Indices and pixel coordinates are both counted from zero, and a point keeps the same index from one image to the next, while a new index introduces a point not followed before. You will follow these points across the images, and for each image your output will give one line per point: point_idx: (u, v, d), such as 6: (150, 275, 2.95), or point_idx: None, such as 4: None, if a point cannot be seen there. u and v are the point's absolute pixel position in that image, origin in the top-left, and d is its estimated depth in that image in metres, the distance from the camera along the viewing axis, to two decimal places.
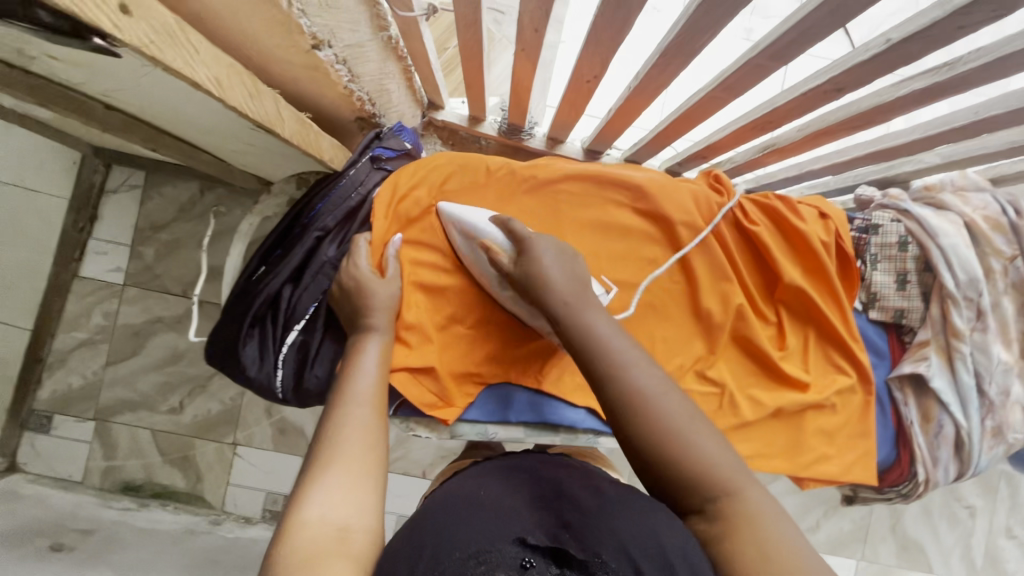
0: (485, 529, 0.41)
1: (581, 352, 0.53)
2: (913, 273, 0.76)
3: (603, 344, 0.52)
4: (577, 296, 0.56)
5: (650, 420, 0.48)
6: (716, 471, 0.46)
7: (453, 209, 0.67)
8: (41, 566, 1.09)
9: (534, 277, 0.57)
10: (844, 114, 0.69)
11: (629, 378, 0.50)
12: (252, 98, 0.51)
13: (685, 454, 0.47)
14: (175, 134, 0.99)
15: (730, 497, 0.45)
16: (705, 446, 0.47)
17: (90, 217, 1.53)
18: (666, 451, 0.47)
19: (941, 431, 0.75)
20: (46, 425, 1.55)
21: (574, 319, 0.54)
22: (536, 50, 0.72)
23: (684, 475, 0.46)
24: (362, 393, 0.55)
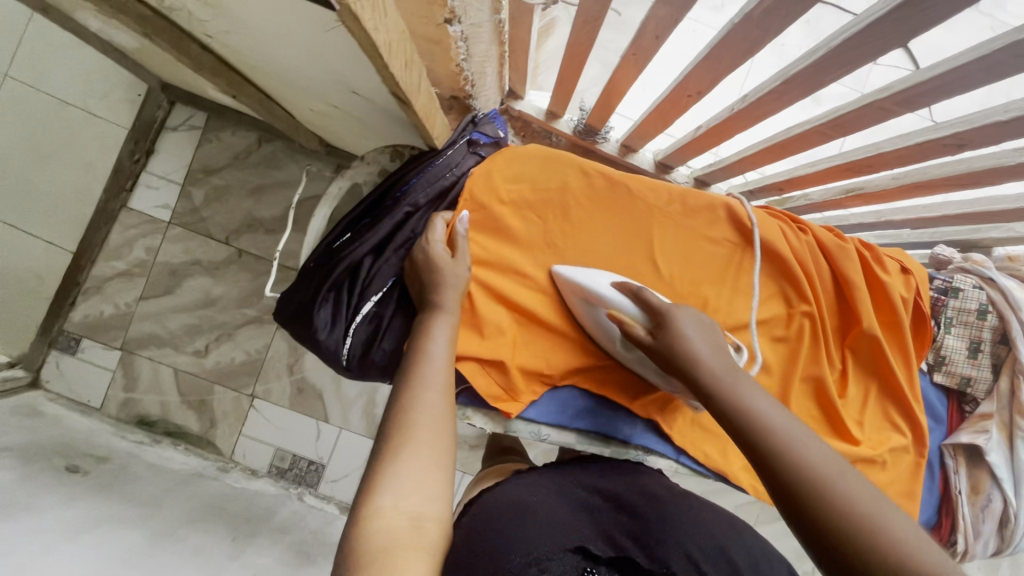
0: (547, 537, 0.49)
1: (741, 429, 0.49)
2: (987, 342, 0.75)
3: (761, 417, 0.49)
4: (730, 370, 0.53)
5: (824, 497, 0.43)
6: (914, 560, 0.39)
7: (570, 271, 0.67)
8: (57, 487, 1.10)
9: (676, 354, 0.55)
10: (950, 170, 0.68)
11: (802, 455, 0.45)
12: (404, 67, 0.48)
13: (877, 535, 0.41)
14: (257, 83, 0.99)
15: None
16: (894, 523, 0.41)
17: (146, 150, 1.54)
18: (863, 538, 0.41)
19: (988, 505, 0.74)
20: (73, 347, 1.57)
21: (726, 389, 0.52)
22: (649, 55, 0.73)
23: (878, 565, 0.40)
24: (433, 378, 0.55)
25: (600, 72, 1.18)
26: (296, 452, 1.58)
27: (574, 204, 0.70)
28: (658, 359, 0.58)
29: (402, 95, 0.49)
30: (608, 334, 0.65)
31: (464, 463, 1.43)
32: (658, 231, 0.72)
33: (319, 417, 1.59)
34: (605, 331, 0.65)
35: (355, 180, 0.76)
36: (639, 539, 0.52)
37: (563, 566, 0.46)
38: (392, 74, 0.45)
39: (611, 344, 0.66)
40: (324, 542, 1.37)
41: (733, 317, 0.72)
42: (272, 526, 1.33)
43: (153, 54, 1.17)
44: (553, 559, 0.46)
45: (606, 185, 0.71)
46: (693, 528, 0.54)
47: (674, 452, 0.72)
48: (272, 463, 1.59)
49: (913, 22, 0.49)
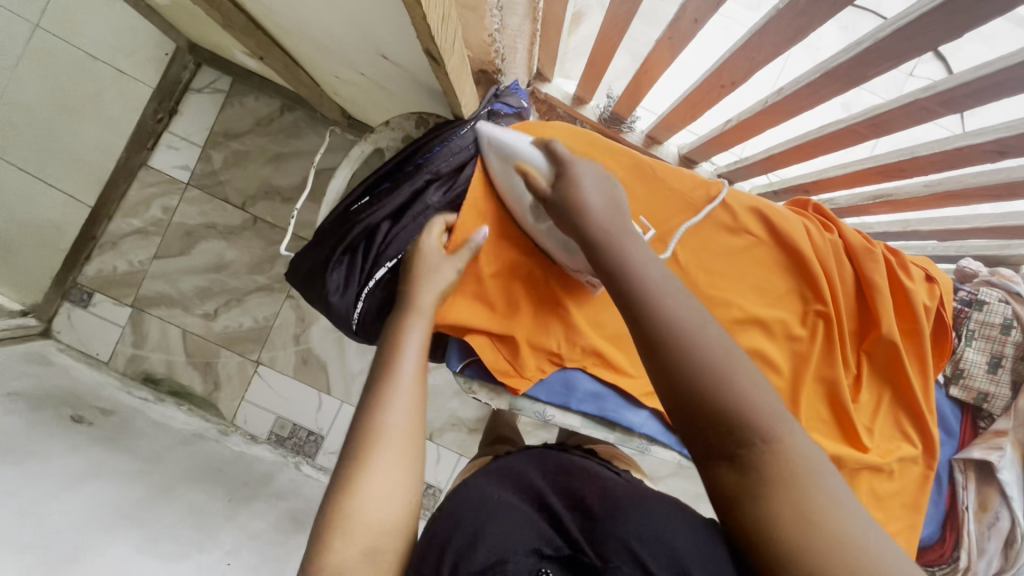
0: (498, 536, 0.40)
1: (615, 281, 0.44)
2: (1009, 358, 0.73)
3: (640, 271, 0.44)
4: (617, 223, 0.48)
5: (690, 353, 0.40)
6: (763, 419, 0.38)
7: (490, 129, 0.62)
8: (62, 435, 1.12)
9: (568, 207, 0.50)
10: (986, 179, 0.66)
11: (673, 309, 0.42)
12: (440, 25, 0.46)
13: (727, 387, 0.39)
14: (285, 47, 0.99)
15: (769, 448, 0.38)
16: (748, 385, 0.39)
17: (169, 110, 1.54)
18: (722, 392, 0.39)
19: (995, 523, 0.72)
20: (85, 300, 1.58)
21: (607, 238, 0.47)
22: (684, 40, 0.71)
23: (724, 414, 0.39)
24: (401, 387, 0.52)
25: (627, 68, 1.16)
26: (296, 422, 1.59)
27: None
28: (551, 214, 0.53)
29: (435, 51, 0.48)
30: (518, 192, 0.62)
31: (462, 446, 1.44)
32: (678, 218, 0.71)
33: (322, 389, 1.59)
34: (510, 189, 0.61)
35: (377, 144, 0.75)
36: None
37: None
38: (429, 28, 0.44)
39: (519, 205, 0.63)
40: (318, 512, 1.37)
41: (749, 310, 0.71)
42: (269, 491, 1.34)
43: (184, 12, 1.16)
44: (508, 565, 0.38)
45: (631, 166, 0.70)
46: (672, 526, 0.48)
47: (678, 443, 0.71)
48: (272, 430, 1.60)
49: (967, 16, 0.47)
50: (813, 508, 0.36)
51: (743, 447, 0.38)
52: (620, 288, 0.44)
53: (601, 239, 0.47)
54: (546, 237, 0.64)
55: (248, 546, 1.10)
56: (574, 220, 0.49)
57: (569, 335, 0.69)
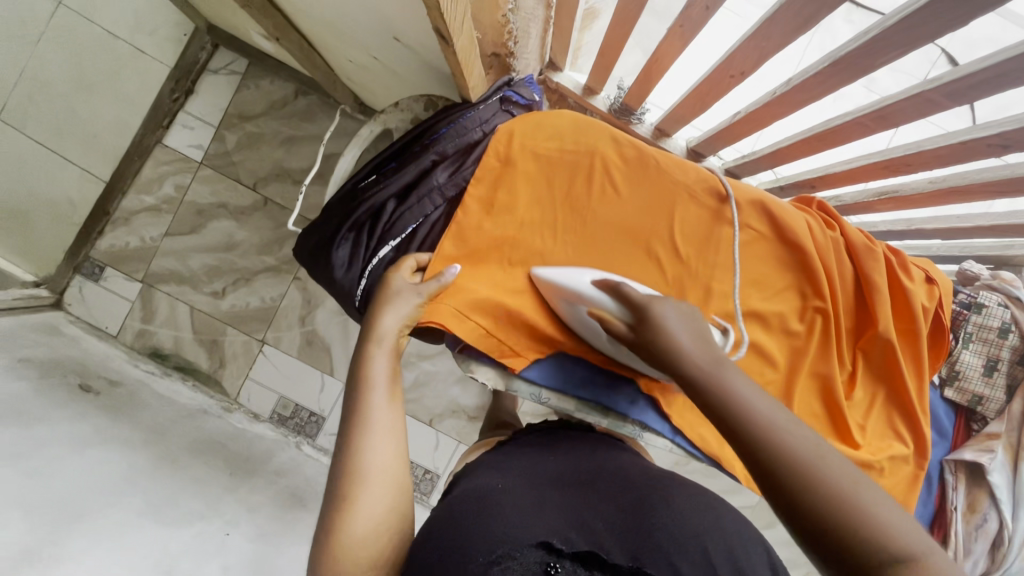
0: (505, 531, 0.46)
1: (728, 422, 0.46)
2: (1005, 362, 0.74)
3: (754, 411, 0.45)
4: (714, 358, 0.49)
5: (819, 485, 0.41)
6: (898, 542, 0.39)
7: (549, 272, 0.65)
8: (70, 403, 1.14)
9: (661, 352, 0.52)
10: (991, 175, 0.66)
11: (790, 442, 0.43)
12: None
13: (859, 513, 0.40)
14: (301, 30, 1.02)
15: (916, 573, 0.38)
16: (876, 506, 0.40)
17: (186, 89, 1.56)
18: (860, 524, 0.39)
19: (982, 525, 0.73)
20: (97, 274, 1.60)
21: (710, 375, 0.48)
22: (694, 28, 0.72)
23: (861, 551, 0.39)
24: (378, 427, 0.53)
25: (638, 61, 1.16)
26: (298, 402, 1.62)
27: (601, 170, 0.71)
28: (642, 351, 0.55)
29: (443, 28, 0.49)
30: (591, 326, 0.65)
31: (461, 433, 1.47)
32: (681, 208, 0.71)
33: (325, 370, 1.61)
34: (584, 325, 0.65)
35: (387, 125, 0.78)
36: (618, 532, 0.47)
37: (525, 566, 0.42)
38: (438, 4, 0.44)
39: (591, 332, 0.66)
40: (316, 490, 1.39)
41: (746, 302, 0.72)
42: (269, 468, 1.36)
43: None
44: (515, 556, 0.43)
45: (636, 156, 0.71)
46: (686, 511, 0.48)
47: (671, 432, 0.72)
48: (275, 409, 1.62)
49: (971, 6, 0.48)
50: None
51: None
52: (737, 434, 0.45)
53: (703, 379, 0.48)
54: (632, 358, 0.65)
55: (246, 518, 1.12)
56: (670, 361, 0.50)
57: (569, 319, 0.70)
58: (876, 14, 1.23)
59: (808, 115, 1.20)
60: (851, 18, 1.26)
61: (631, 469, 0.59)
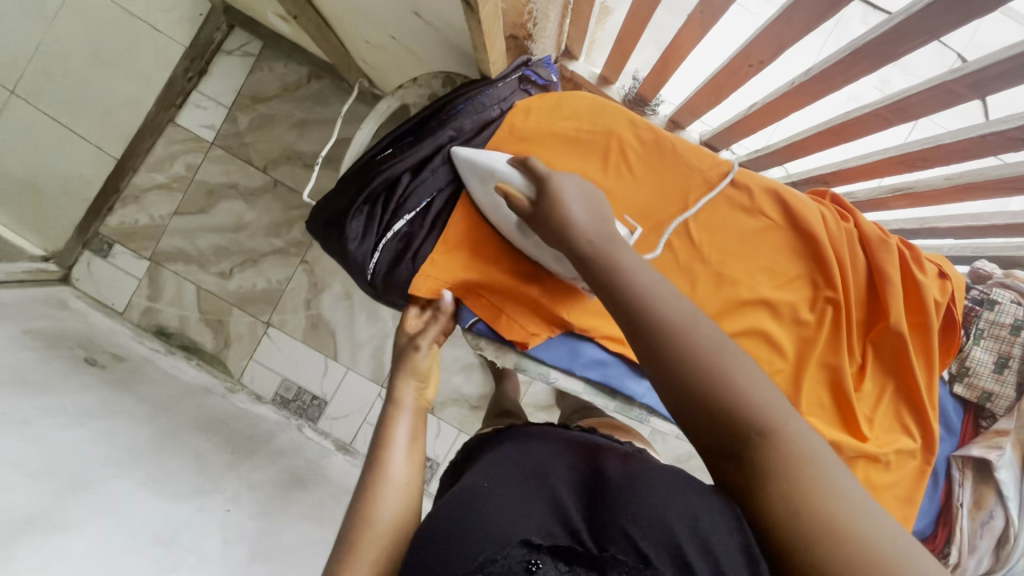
0: (487, 530, 0.42)
1: (615, 302, 0.46)
2: (1016, 359, 0.73)
3: (633, 280, 0.46)
4: (604, 234, 0.50)
5: (692, 362, 0.43)
6: (763, 414, 0.42)
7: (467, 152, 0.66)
8: (76, 375, 1.15)
9: (555, 228, 0.52)
10: (1009, 171, 0.66)
11: (671, 322, 0.44)
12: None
13: (728, 388, 0.42)
14: (319, 9, 1.01)
15: (766, 438, 0.41)
16: (740, 378, 0.42)
17: (200, 70, 1.57)
18: (728, 398, 0.42)
19: (988, 521, 0.72)
20: (105, 251, 1.61)
21: (597, 248, 0.49)
22: (715, 14, 0.72)
23: (727, 421, 0.42)
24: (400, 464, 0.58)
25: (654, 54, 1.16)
26: (301, 385, 1.62)
27: (617, 153, 0.71)
28: (540, 228, 0.56)
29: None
30: (501, 211, 0.64)
31: (462, 422, 1.47)
32: (695, 193, 0.71)
33: (329, 354, 1.61)
34: (499, 214, 0.65)
35: (405, 100, 0.78)
36: (591, 516, 0.43)
37: (505, 569, 0.39)
38: None
39: (504, 223, 0.66)
40: (317, 472, 1.39)
41: (758, 290, 0.72)
42: (270, 448, 1.36)
43: None
44: (496, 560, 0.39)
45: (651, 140, 0.71)
46: (659, 482, 0.44)
47: None
48: (277, 392, 1.62)
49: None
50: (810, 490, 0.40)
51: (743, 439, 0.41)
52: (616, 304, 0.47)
53: (592, 249, 0.48)
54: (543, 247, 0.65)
55: (247, 495, 1.12)
56: (563, 241, 0.51)
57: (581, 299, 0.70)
58: (881, 12, 1.24)
59: (819, 109, 1.18)
60: (867, 18, 1.24)
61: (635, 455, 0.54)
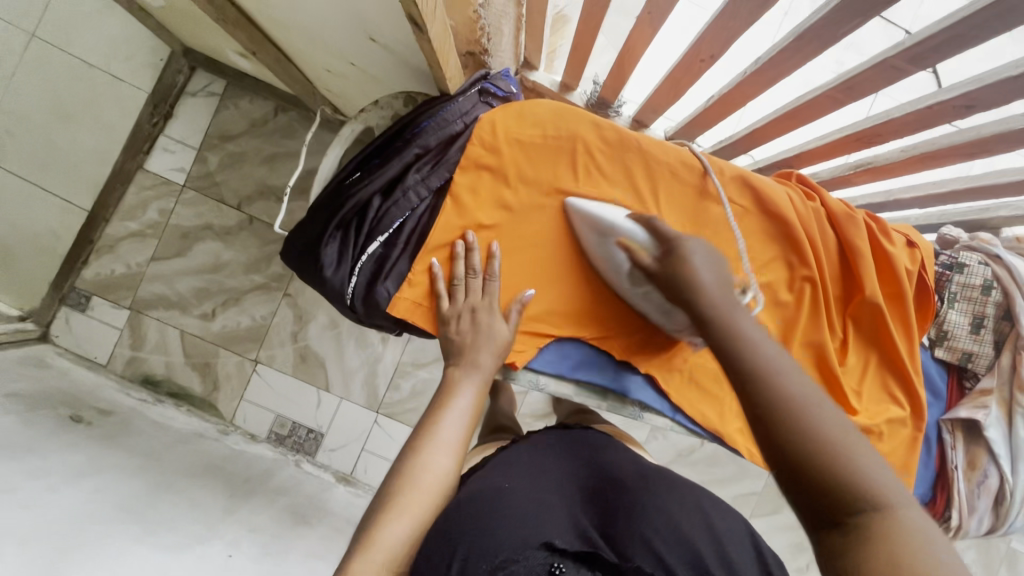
0: (513, 529, 0.43)
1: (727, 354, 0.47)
2: (990, 318, 0.75)
3: (765, 360, 0.46)
4: (728, 299, 0.50)
5: (806, 427, 0.43)
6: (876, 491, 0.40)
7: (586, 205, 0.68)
8: (62, 433, 1.12)
9: (677, 286, 0.53)
10: (960, 139, 0.68)
11: (786, 380, 0.45)
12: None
13: (837, 458, 0.41)
14: (278, 41, 1.01)
15: (882, 515, 0.40)
16: (859, 455, 0.42)
17: (165, 114, 1.56)
18: (838, 464, 0.41)
19: (984, 481, 0.74)
20: (83, 304, 1.58)
21: (725, 319, 0.49)
22: (662, 15, 0.74)
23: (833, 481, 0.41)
24: (450, 441, 0.57)
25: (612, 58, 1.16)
26: (295, 420, 1.60)
27: (585, 154, 0.71)
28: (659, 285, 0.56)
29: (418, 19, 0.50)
30: (612, 262, 0.67)
31: None
32: (664, 186, 0.72)
33: (321, 386, 1.60)
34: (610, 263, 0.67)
35: (368, 123, 0.78)
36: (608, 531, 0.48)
37: (528, 567, 0.41)
38: None
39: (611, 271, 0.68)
40: (320, 507, 1.36)
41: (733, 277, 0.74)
42: (268, 487, 1.33)
43: (179, 15, 1.18)
44: (518, 560, 0.41)
45: (616, 141, 0.72)
46: (676, 506, 0.51)
47: (671, 410, 0.74)
48: (272, 429, 1.60)
49: None
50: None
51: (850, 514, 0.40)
52: (748, 383, 0.46)
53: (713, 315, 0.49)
54: (644, 304, 0.68)
55: (249, 538, 1.09)
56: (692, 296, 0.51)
57: (549, 306, 0.72)
58: None
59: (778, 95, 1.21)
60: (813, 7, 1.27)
61: (626, 468, 0.58)
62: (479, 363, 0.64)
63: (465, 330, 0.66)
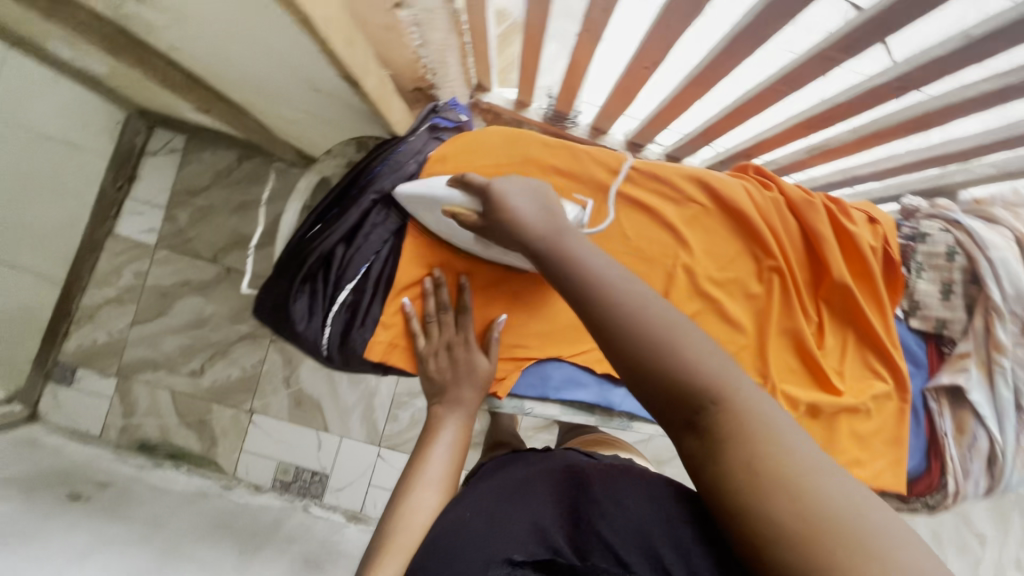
0: (476, 554, 0.44)
1: (561, 277, 0.44)
2: (959, 283, 0.75)
3: (586, 272, 0.43)
4: (554, 225, 0.48)
5: (637, 332, 0.40)
6: (713, 382, 0.38)
7: (412, 188, 0.64)
8: (61, 513, 1.11)
9: (502, 226, 0.51)
10: (904, 116, 0.69)
11: (616, 292, 0.42)
12: (315, 5, 0.46)
13: (677, 358, 0.39)
14: (229, 97, 1.01)
15: (720, 408, 0.37)
16: (688, 351, 0.39)
17: (128, 176, 1.55)
18: (677, 363, 0.39)
19: (974, 444, 0.74)
20: (70, 377, 1.57)
21: (549, 242, 0.46)
22: (600, 31, 0.75)
23: (680, 388, 0.38)
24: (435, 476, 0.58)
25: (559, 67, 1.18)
26: (298, 464, 1.58)
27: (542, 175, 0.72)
28: (496, 237, 0.53)
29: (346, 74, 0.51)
30: (456, 233, 0.65)
31: None
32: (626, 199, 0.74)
33: (320, 427, 1.59)
34: (459, 234, 0.65)
35: (322, 173, 0.79)
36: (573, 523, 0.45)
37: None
38: (329, 49, 0.46)
39: (462, 240, 0.66)
40: (333, 549, 1.35)
41: (704, 276, 0.75)
42: (279, 538, 1.32)
43: (129, 81, 1.18)
44: None
45: (572, 159, 0.73)
46: (623, 483, 0.47)
47: None
48: (276, 477, 1.58)
49: None
50: (780, 464, 0.34)
51: (702, 416, 0.38)
52: (580, 305, 0.43)
53: (544, 246, 0.46)
54: (510, 257, 0.65)
55: None
56: (516, 236, 0.49)
57: (523, 331, 0.72)
58: None
59: None
60: None
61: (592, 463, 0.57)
62: (462, 399, 0.65)
63: (444, 368, 0.67)
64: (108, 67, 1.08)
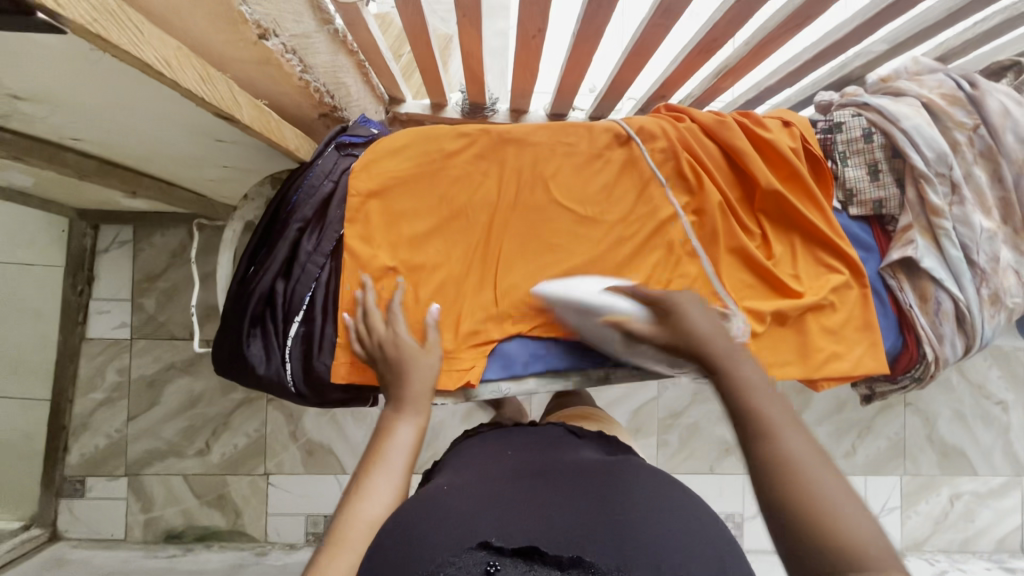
0: (448, 533, 0.42)
1: (735, 405, 0.51)
2: (883, 161, 0.77)
3: (759, 401, 0.50)
4: (732, 352, 0.55)
5: (799, 485, 0.44)
6: (863, 550, 0.41)
7: (556, 287, 0.69)
8: None
9: (683, 334, 0.57)
10: (781, 15, 0.70)
11: (785, 441, 0.47)
12: (205, 84, 0.51)
13: (832, 514, 0.43)
14: (151, 172, 1.01)
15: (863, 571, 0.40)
16: (848, 513, 0.43)
17: (86, 278, 1.53)
18: (815, 513, 0.43)
19: (940, 308, 0.76)
20: (80, 488, 1.54)
21: (726, 369, 0.53)
22: (477, 13, 0.76)
23: (824, 540, 0.42)
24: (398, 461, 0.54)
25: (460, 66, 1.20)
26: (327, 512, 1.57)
27: (457, 164, 0.73)
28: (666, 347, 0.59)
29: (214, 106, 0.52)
30: (602, 336, 0.66)
31: None
32: (550, 165, 0.75)
33: (337, 471, 1.58)
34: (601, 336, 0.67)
35: (246, 218, 0.81)
36: (581, 524, 0.43)
37: (463, 568, 0.38)
38: (184, 86, 0.48)
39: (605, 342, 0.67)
40: None
41: (640, 222, 0.76)
42: None
43: (56, 184, 1.17)
44: (454, 561, 0.39)
45: (485, 141, 0.74)
46: (651, 516, 0.43)
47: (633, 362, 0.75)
48: (308, 530, 1.57)
49: None
50: None
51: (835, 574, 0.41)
52: (747, 432, 0.49)
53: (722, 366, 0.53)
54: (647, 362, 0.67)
55: None
56: (693, 344, 0.56)
57: (478, 317, 0.72)
58: None
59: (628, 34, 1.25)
60: None
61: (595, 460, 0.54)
62: (410, 398, 0.62)
63: (389, 358, 0.65)
64: (28, 176, 1.08)
